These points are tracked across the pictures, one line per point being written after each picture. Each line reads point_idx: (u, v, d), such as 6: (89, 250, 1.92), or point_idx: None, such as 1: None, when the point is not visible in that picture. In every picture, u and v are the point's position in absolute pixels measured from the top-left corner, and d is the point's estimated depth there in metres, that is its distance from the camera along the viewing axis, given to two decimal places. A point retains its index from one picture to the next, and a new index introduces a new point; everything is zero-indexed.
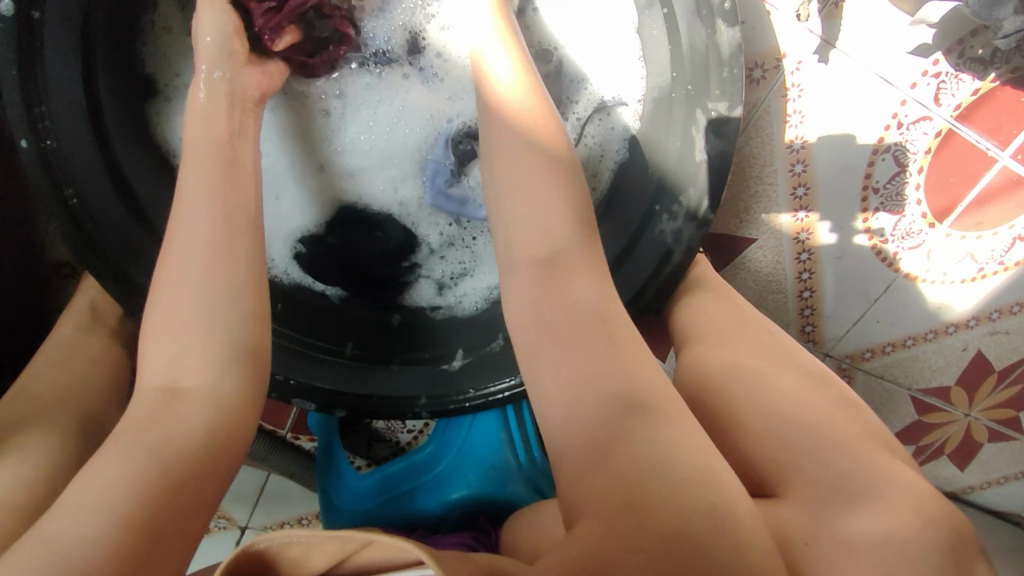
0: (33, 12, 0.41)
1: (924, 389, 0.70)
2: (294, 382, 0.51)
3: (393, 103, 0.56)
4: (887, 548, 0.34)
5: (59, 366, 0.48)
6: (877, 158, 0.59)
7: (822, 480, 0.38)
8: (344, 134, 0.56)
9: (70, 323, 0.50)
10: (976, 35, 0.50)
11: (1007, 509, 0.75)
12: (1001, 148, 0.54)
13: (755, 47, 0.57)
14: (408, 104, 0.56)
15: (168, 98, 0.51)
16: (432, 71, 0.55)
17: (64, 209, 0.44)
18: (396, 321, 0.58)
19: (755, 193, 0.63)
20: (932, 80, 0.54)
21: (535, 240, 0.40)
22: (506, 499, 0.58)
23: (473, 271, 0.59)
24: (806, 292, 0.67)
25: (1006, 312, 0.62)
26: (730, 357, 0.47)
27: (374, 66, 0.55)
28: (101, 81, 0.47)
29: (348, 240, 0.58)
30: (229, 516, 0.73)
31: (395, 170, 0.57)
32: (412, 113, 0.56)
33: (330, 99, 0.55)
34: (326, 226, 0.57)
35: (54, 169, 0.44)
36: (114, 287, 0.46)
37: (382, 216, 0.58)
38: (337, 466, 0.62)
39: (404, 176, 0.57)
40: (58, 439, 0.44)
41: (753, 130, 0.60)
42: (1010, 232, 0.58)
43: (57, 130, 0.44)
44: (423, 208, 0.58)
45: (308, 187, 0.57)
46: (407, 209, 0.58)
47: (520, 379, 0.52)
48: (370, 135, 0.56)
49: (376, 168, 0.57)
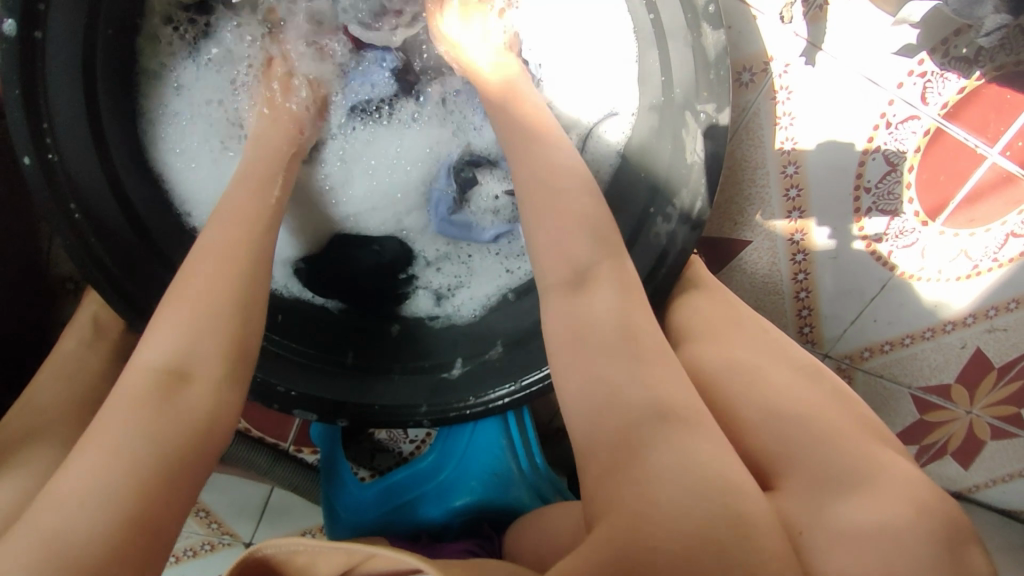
0: (37, 32, 0.41)
1: (925, 388, 0.70)
2: (296, 393, 0.52)
3: (389, 137, 0.57)
4: (887, 535, 0.34)
5: (63, 379, 0.48)
6: (868, 158, 0.59)
7: (821, 472, 0.38)
8: (343, 174, 0.57)
9: (73, 337, 0.51)
10: (960, 34, 0.52)
11: (1013, 508, 0.75)
12: (989, 145, 0.55)
13: (742, 52, 0.58)
14: (410, 134, 0.57)
15: (151, 118, 0.53)
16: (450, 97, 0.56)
17: (69, 223, 0.44)
18: (396, 331, 0.59)
19: (749, 195, 0.64)
20: (918, 80, 0.55)
21: None
22: (509, 506, 0.59)
23: (468, 281, 0.60)
24: (803, 293, 0.68)
25: (1002, 308, 0.62)
26: (726, 352, 0.47)
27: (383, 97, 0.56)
28: (99, 94, 0.48)
29: (350, 262, 0.59)
30: (233, 533, 0.72)
31: (398, 201, 0.58)
32: (415, 152, 0.57)
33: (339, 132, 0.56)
34: (329, 248, 0.59)
35: (58, 184, 0.44)
36: (118, 301, 0.46)
37: (383, 238, 0.60)
38: (340, 476, 0.62)
39: (411, 205, 0.58)
40: (63, 450, 0.44)
41: (745, 134, 0.61)
42: (1003, 227, 0.58)
43: (59, 145, 0.44)
44: (427, 232, 0.59)
45: (308, 213, 0.57)
46: (411, 228, 0.59)
47: (519, 385, 0.52)
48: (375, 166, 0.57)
49: (378, 201, 0.58)
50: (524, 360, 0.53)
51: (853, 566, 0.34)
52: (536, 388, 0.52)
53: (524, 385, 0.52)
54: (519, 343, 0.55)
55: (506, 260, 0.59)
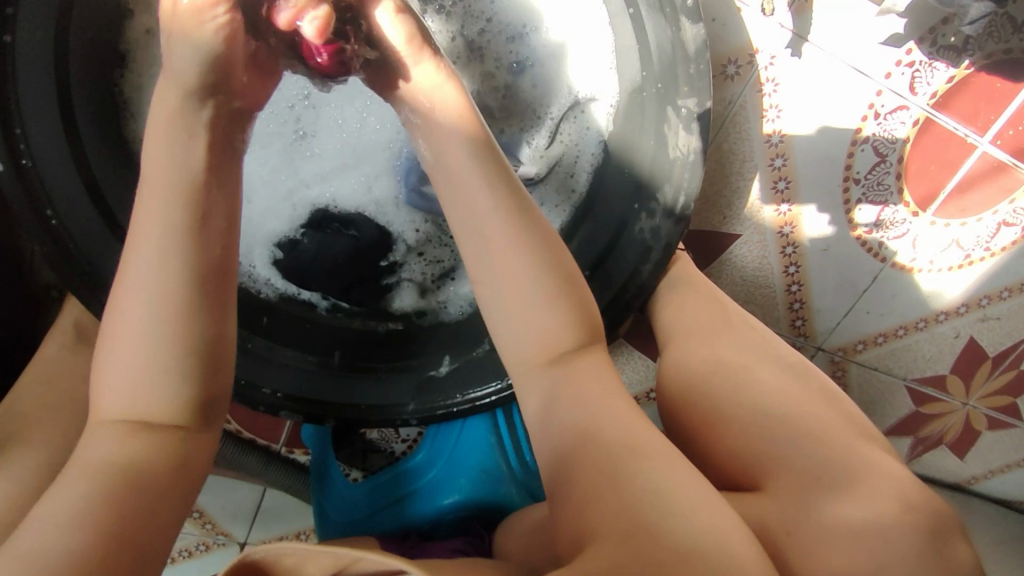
0: (3, 36, 0.41)
1: (920, 380, 0.70)
2: (282, 394, 0.52)
3: (346, 98, 0.55)
4: (876, 534, 0.34)
5: (48, 388, 0.48)
6: (857, 148, 0.59)
7: (809, 468, 0.37)
8: (312, 147, 0.56)
9: (56, 343, 0.50)
10: (947, 23, 0.51)
11: (1010, 497, 0.75)
12: (979, 134, 0.55)
13: (726, 44, 0.57)
14: (375, 101, 0.55)
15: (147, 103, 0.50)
16: None
17: (45, 229, 0.44)
18: (383, 329, 0.58)
19: (736, 189, 0.63)
20: (906, 70, 0.54)
21: (506, 228, 0.39)
22: (499, 503, 0.58)
23: (453, 274, 0.59)
24: (794, 286, 0.67)
25: (996, 297, 0.63)
26: (714, 350, 0.46)
27: None
28: (75, 96, 0.46)
29: (321, 245, 0.57)
30: (228, 533, 0.73)
31: (369, 167, 0.57)
32: (384, 114, 0.55)
33: (291, 97, 0.54)
34: (301, 229, 0.57)
35: (33, 191, 0.44)
36: (98, 307, 0.46)
37: (358, 220, 0.58)
38: (330, 478, 0.63)
39: (379, 176, 0.58)
40: (47, 461, 0.44)
41: (731, 127, 0.60)
42: (995, 217, 0.59)
43: (33, 151, 0.44)
44: (399, 207, 0.58)
45: (277, 192, 0.56)
46: (385, 209, 0.58)
47: (506, 383, 0.52)
48: (337, 137, 0.56)
49: (348, 169, 0.57)
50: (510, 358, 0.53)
51: (840, 564, 0.34)
52: None
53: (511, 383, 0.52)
54: None
55: None
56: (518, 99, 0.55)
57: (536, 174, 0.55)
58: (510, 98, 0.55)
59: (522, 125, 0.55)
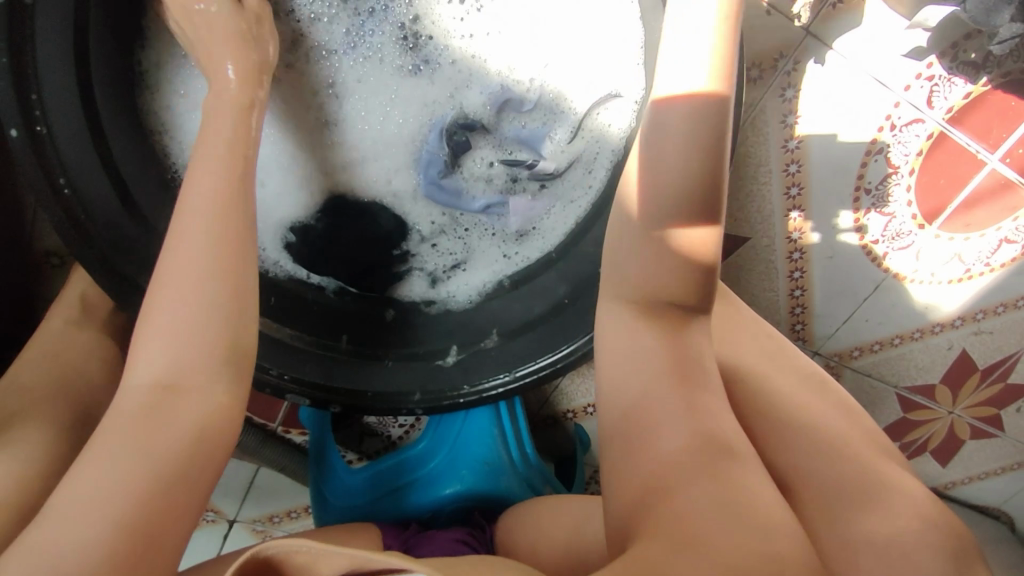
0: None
1: (911, 388, 0.71)
2: (288, 377, 0.51)
3: (372, 89, 0.53)
4: (892, 551, 0.34)
5: (49, 362, 0.49)
6: (870, 159, 0.59)
7: (828, 488, 0.38)
8: (332, 137, 0.55)
9: (60, 316, 0.52)
10: (970, 39, 0.51)
11: (987, 504, 0.77)
12: (990, 151, 0.55)
13: (754, 47, 0.56)
14: (401, 96, 0.53)
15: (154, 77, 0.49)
16: (434, 47, 0.53)
17: (57, 199, 0.43)
18: (391, 316, 0.59)
19: (750, 192, 0.63)
20: (925, 84, 0.54)
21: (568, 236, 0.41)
22: (499, 494, 0.60)
23: (465, 265, 0.59)
24: (797, 291, 0.68)
25: (991, 312, 0.64)
26: (730, 357, 0.47)
27: (364, 56, 0.52)
28: (93, 60, 0.45)
29: (335, 231, 0.56)
30: (218, 510, 0.73)
31: (388, 161, 0.56)
32: (409, 104, 0.54)
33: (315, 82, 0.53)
34: (313, 214, 0.56)
35: (46, 158, 0.42)
36: (104, 278, 0.45)
37: (370, 206, 0.56)
38: (329, 461, 0.62)
39: (399, 168, 0.56)
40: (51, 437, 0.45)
41: (750, 130, 0.60)
42: (997, 233, 0.59)
43: (49, 118, 0.42)
44: (417, 197, 0.57)
45: (292, 175, 0.55)
46: (398, 196, 0.56)
47: (514, 376, 0.53)
48: (361, 127, 0.54)
49: (368, 159, 0.55)
50: (518, 353, 0.54)
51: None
52: (530, 379, 0.53)
53: (519, 376, 0.53)
54: (517, 334, 0.56)
55: (505, 245, 0.59)
56: (543, 93, 0.54)
57: (554, 170, 0.56)
58: (535, 92, 0.54)
59: (542, 118, 0.55)
